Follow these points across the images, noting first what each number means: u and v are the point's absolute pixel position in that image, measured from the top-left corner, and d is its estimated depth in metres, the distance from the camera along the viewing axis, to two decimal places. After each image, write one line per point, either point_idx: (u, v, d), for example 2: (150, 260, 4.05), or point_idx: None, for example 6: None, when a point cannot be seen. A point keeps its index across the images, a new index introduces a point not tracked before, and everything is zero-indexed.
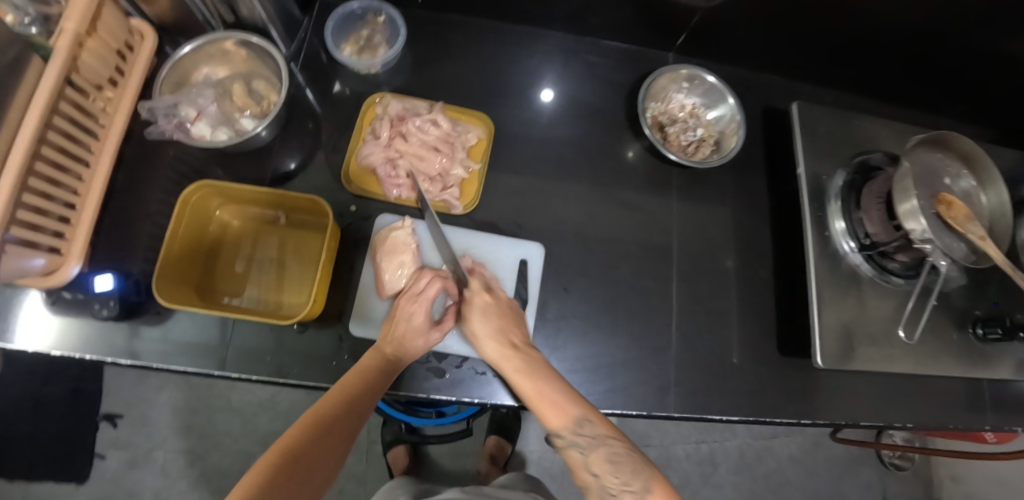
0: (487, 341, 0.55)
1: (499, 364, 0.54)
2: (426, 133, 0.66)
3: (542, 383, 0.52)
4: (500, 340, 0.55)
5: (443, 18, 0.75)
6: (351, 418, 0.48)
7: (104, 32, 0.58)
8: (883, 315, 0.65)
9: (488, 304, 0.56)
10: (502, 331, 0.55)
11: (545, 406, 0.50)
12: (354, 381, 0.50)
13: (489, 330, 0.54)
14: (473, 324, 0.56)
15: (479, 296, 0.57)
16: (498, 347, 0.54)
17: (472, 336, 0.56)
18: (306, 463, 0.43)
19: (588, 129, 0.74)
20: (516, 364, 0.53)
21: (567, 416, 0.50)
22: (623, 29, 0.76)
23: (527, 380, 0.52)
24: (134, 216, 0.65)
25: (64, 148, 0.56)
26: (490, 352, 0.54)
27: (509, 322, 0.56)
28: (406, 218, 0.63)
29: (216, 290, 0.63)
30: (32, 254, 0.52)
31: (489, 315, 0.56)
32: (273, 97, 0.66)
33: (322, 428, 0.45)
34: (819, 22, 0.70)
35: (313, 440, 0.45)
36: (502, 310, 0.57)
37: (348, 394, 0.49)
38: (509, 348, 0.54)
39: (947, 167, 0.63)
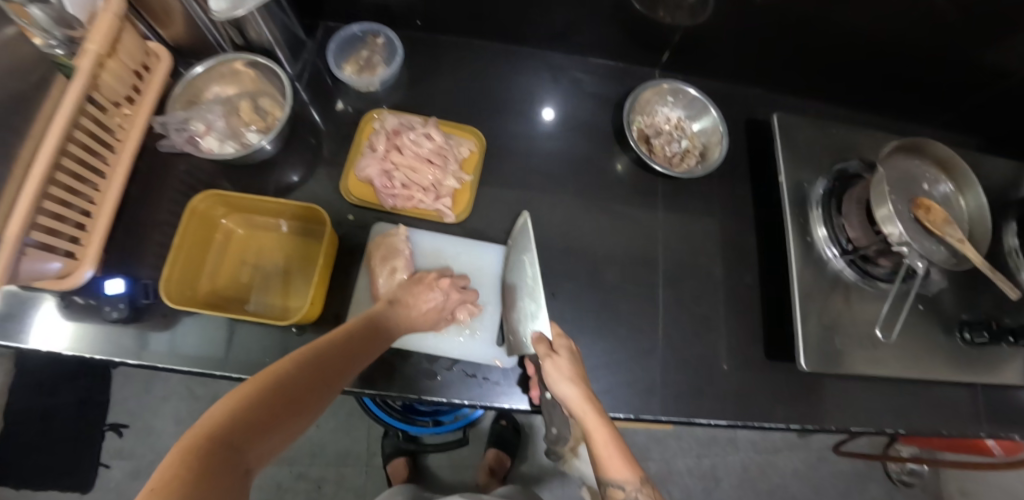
0: (569, 381, 0.53)
1: (575, 408, 0.51)
2: (420, 146, 0.69)
3: (609, 430, 0.48)
4: (581, 385, 0.53)
5: (438, 39, 0.80)
6: (348, 365, 0.46)
7: (124, 54, 0.62)
8: (867, 319, 0.66)
9: (570, 351, 0.57)
10: (580, 376, 0.54)
11: (606, 453, 0.47)
12: (348, 334, 0.49)
13: (576, 373, 0.53)
14: (558, 361, 0.55)
15: (564, 342, 0.58)
16: (582, 389, 0.52)
17: (552, 370, 0.54)
18: (303, 396, 0.39)
19: (576, 142, 0.77)
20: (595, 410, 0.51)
21: (627, 470, 0.46)
22: (609, 47, 0.80)
23: (596, 421, 0.49)
24: (144, 225, 0.68)
25: (83, 159, 0.60)
26: (570, 392, 0.52)
27: (584, 372, 0.56)
28: (400, 226, 0.66)
29: (218, 295, 0.65)
30: (48, 257, 0.55)
31: (572, 360, 0.56)
32: (278, 113, 0.70)
33: (320, 367, 0.42)
34: (795, 38, 0.73)
35: (306, 374, 0.41)
36: (579, 363, 0.57)
37: (344, 342, 0.47)
38: (589, 394, 0.52)
39: (924, 173, 0.66)
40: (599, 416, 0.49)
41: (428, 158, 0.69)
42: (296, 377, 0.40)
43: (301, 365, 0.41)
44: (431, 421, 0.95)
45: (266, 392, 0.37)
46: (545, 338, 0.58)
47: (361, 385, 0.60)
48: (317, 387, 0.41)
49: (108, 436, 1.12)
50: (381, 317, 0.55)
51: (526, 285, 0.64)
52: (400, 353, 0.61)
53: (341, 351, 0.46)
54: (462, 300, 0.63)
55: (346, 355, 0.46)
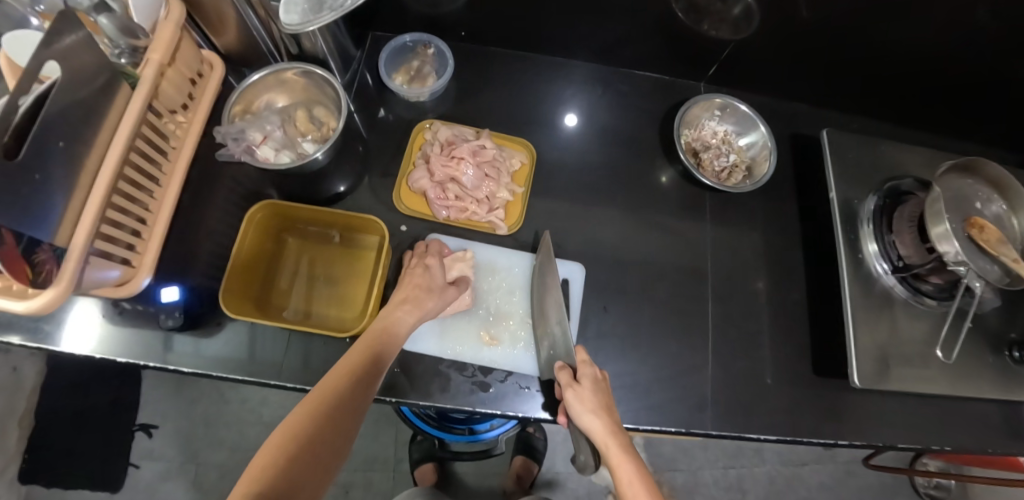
0: (593, 412, 0.52)
1: (600, 441, 0.51)
2: (476, 156, 0.70)
3: (633, 467, 0.49)
4: (608, 417, 0.53)
5: (486, 50, 0.80)
6: (358, 395, 0.47)
7: (180, 63, 0.63)
8: (919, 337, 0.65)
9: (596, 379, 0.56)
10: (605, 407, 0.54)
11: (631, 492, 0.47)
12: (353, 361, 0.50)
13: (602, 405, 0.53)
14: (580, 389, 0.54)
15: (588, 367, 0.57)
16: (607, 422, 0.52)
17: (575, 401, 0.53)
18: (319, 439, 0.41)
19: (622, 154, 0.78)
20: (620, 444, 0.51)
21: None
22: (656, 61, 0.80)
23: (621, 461, 0.49)
24: (197, 232, 0.69)
25: (141, 168, 0.60)
26: (595, 426, 0.52)
27: (609, 398, 0.55)
28: (466, 251, 0.67)
29: (272, 303, 0.65)
30: (107, 265, 0.56)
31: (596, 390, 0.55)
32: (333, 123, 0.70)
33: (331, 405, 0.44)
34: (846, 55, 0.73)
35: (326, 409, 0.44)
36: (606, 391, 0.56)
37: (349, 369, 0.48)
38: (615, 429, 0.52)
39: (977, 192, 0.65)
40: (624, 451, 0.50)
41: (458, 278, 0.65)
42: (311, 424, 0.42)
43: (311, 411, 0.43)
44: (466, 429, 0.95)
45: (280, 451, 0.39)
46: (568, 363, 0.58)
47: (417, 397, 0.60)
48: (335, 427, 0.43)
49: (138, 436, 1.13)
50: (382, 337, 0.54)
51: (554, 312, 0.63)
52: (456, 364, 0.62)
53: (348, 377, 0.48)
54: (457, 159, 0.69)
55: (351, 388, 0.47)
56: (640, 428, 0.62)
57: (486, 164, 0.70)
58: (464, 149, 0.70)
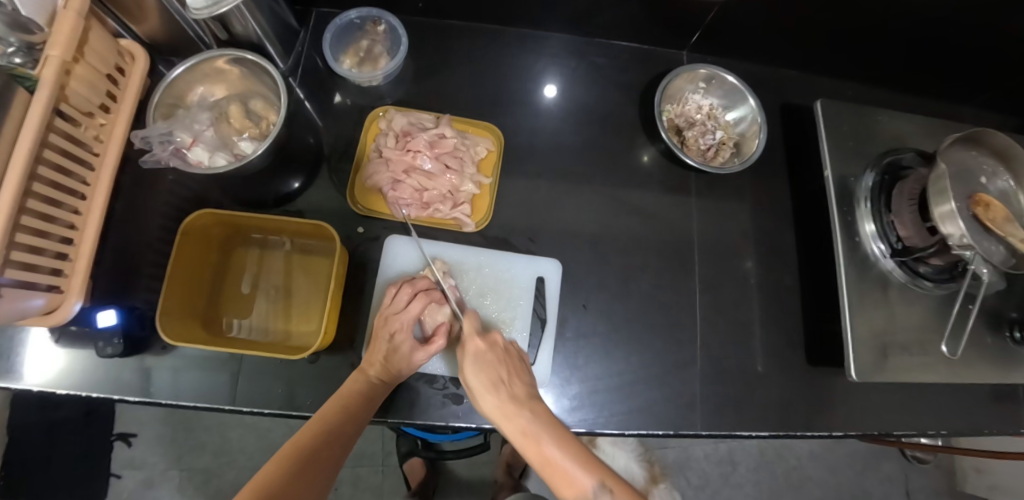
0: (484, 395, 0.49)
1: (501, 423, 0.47)
2: (434, 146, 0.64)
3: (546, 445, 0.43)
4: (500, 394, 0.48)
5: (444, 25, 0.72)
6: (333, 452, 0.46)
7: (92, 57, 0.54)
8: (915, 321, 0.61)
9: (481, 350, 0.52)
10: (496, 381, 0.49)
11: (551, 472, 0.42)
12: (329, 415, 0.49)
13: (486, 382, 0.49)
14: (466, 375, 0.51)
15: (472, 340, 0.53)
16: (500, 400, 0.48)
17: (467, 389, 0.50)
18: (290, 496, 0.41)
19: (598, 134, 0.71)
20: (521, 423, 0.46)
21: (580, 482, 0.40)
22: (633, 29, 0.72)
23: (529, 443, 0.44)
24: (135, 244, 0.62)
25: (57, 182, 0.52)
26: (491, 406, 0.48)
27: (504, 368, 0.51)
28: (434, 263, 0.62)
29: (221, 321, 0.60)
30: (29, 295, 0.49)
31: (482, 365, 0.51)
32: (272, 117, 0.63)
33: (302, 460, 0.44)
34: (844, 18, 0.66)
35: (300, 465, 0.44)
36: (502, 358, 0.52)
37: (325, 425, 0.48)
38: (511, 404, 0.47)
39: (982, 166, 0.60)
40: (531, 423, 0.45)
41: (439, 327, 0.56)
42: (278, 479, 0.42)
43: (282, 465, 0.43)
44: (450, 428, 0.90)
45: None
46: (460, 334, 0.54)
47: (384, 414, 0.56)
48: (301, 487, 0.43)
49: (118, 446, 1.09)
50: (363, 389, 0.52)
51: (518, 315, 0.62)
52: (425, 377, 0.58)
53: (323, 435, 0.47)
54: (414, 153, 0.63)
55: (326, 444, 0.46)
56: (625, 433, 0.59)
57: (449, 154, 0.64)
58: (421, 139, 0.64)
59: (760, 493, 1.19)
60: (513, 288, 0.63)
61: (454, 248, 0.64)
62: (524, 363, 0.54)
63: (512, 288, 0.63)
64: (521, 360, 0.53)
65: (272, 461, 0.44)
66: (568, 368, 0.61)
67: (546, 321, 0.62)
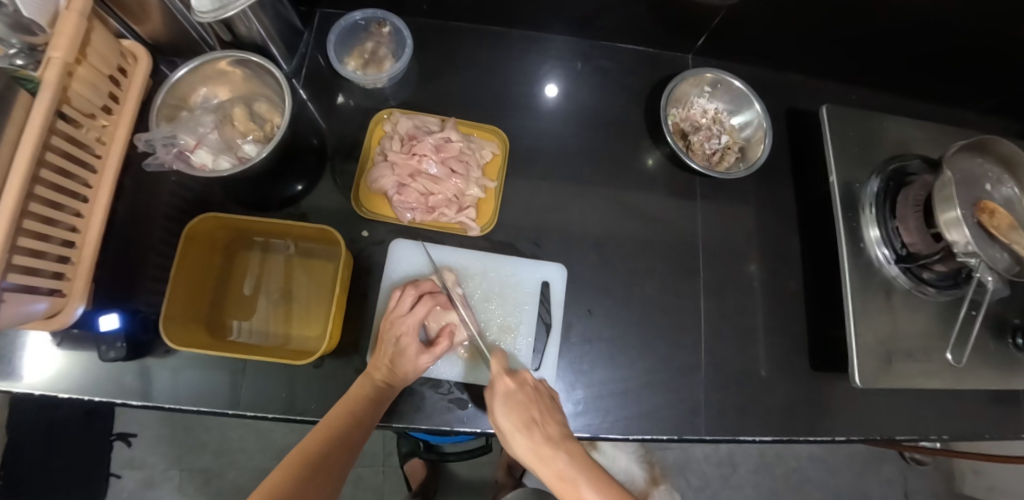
0: (516, 437, 0.46)
1: (535, 466, 0.44)
2: (440, 150, 0.64)
3: (584, 488, 0.40)
4: (533, 435, 0.46)
5: (449, 26, 0.72)
6: (341, 458, 0.46)
7: (94, 57, 0.54)
8: (920, 327, 0.61)
9: (511, 390, 0.50)
10: (527, 420, 0.47)
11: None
12: (334, 423, 0.49)
13: (518, 421, 0.46)
14: (496, 414, 0.49)
15: (501, 379, 0.51)
16: (531, 439, 0.45)
17: (498, 432, 0.48)
18: None
19: (603, 138, 0.71)
20: (557, 464, 0.43)
21: None
22: (639, 32, 0.72)
23: (566, 486, 0.41)
24: (137, 246, 0.62)
25: (59, 185, 0.52)
26: (524, 448, 0.45)
27: (536, 407, 0.48)
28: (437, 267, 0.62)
29: (224, 325, 0.60)
30: (31, 299, 0.49)
31: (514, 405, 0.48)
32: (277, 119, 0.62)
33: (310, 466, 0.44)
34: (850, 24, 0.66)
35: (309, 472, 0.43)
36: (533, 396, 0.50)
37: (331, 431, 0.47)
38: (546, 445, 0.44)
39: (987, 173, 0.60)
40: (569, 465, 0.42)
41: (443, 329, 0.57)
42: (288, 486, 0.41)
43: (291, 472, 0.43)
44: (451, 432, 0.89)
45: None
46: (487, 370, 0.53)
47: (389, 419, 0.56)
48: (311, 493, 0.42)
49: (117, 446, 1.10)
50: (368, 393, 0.52)
51: (524, 320, 0.62)
52: (430, 382, 0.58)
53: (330, 440, 0.47)
54: (420, 157, 0.63)
55: (332, 451, 0.46)
56: (629, 438, 0.59)
57: (455, 158, 0.64)
58: (427, 143, 0.63)
59: (759, 494, 1.19)
60: (519, 293, 0.63)
61: (459, 251, 0.64)
62: (554, 402, 0.52)
63: (518, 293, 0.63)
64: (551, 399, 0.51)
65: (279, 469, 0.43)
66: (573, 373, 0.61)
67: (551, 326, 0.62)
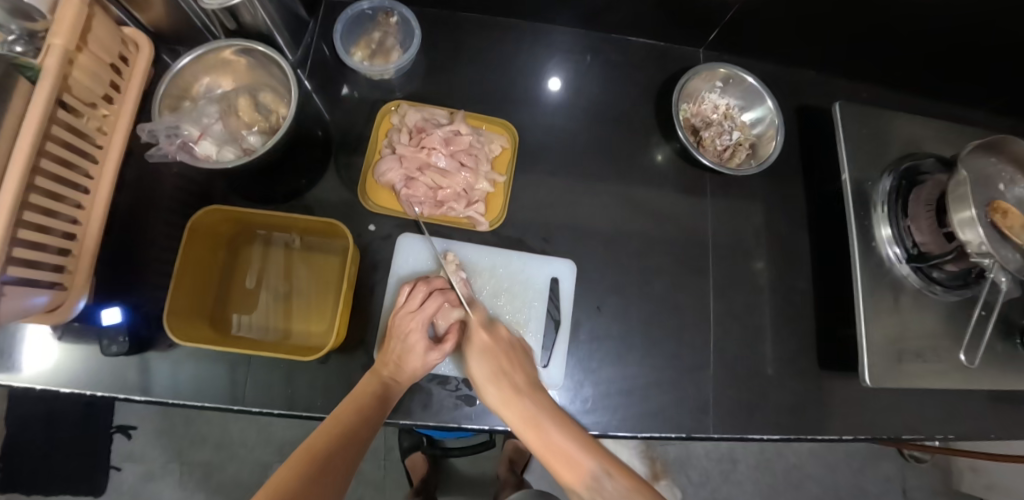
0: (488, 385, 0.51)
1: (503, 411, 0.50)
2: (449, 143, 0.63)
3: (546, 430, 0.46)
4: (502, 384, 0.50)
5: (457, 17, 0.70)
6: (348, 454, 0.45)
7: (95, 45, 0.52)
8: (930, 328, 0.61)
9: (486, 344, 0.53)
10: (498, 371, 0.51)
11: (553, 457, 0.45)
12: (341, 419, 0.48)
13: (490, 373, 0.51)
14: (470, 364, 0.53)
15: (478, 332, 0.55)
16: (501, 390, 0.50)
17: (471, 379, 0.53)
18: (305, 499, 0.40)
19: (612, 133, 0.70)
20: (523, 410, 0.48)
21: (581, 464, 0.44)
22: (651, 26, 0.71)
23: (531, 429, 0.47)
24: (139, 239, 0.60)
25: (60, 175, 0.51)
26: (494, 397, 0.50)
27: (507, 360, 0.52)
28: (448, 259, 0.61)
29: (229, 320, 0.59)
30: (31, 293, 0.48)
31: (486, 356, 0.52)
32: (282, 110, 0.61)
33: (318, 463, 0.43)
34: (866, 20, 0.65)
35: (316, 470, 0.43)
36: (506, 350, 0.53)
37: (339, 428, 0.47)
38: (513, 393, 0.49)
39: (1000, 172, 0.59)
40: (533, 411, 0.48)
41: (452, 327, 0.57)
42: (295, 483, 0.41)
43: (298, 468, 0.42)
44: None
45: None
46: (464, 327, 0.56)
47: (396, 416, 0.56)
48: (318, 489, 0.41)
49: (117, 438, 1.08)
50: (376, 390, 0.51)
51: (533, 315, 0.62)
52: (438, 378, 0.58)
53: (337, 438, 0.46)
54: (429, 149, 0.63)
55: (338, 449, 0.45)
56: (638, 436, 0.59)
57: (465, 150, 0.63)
58: (437, 135, 0.63)
59: (759, 490, 1.20)
60: (528, 289, 0.62)
61: (466, 247, 0.63)
62: (527, 355, 0.55)
63: (526, 288, 0.63)
64: (524, 353, 0.55)
65: (287, 465, 0.43)
66: (582, 371, 0.60)
67: (560, 322, 0.62)
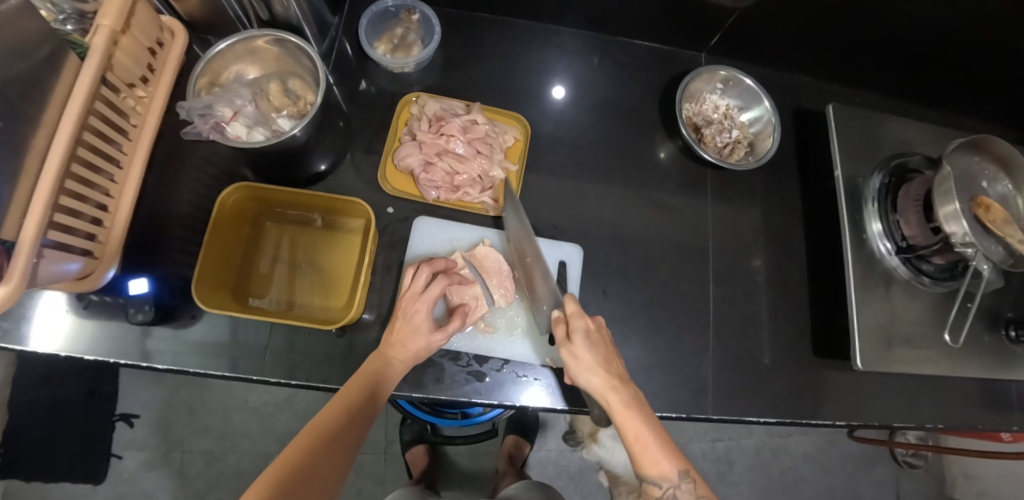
0: (591, 370, 0.48)
1: (602, 397, 0.47)
2: (467, 131, 0.67)
3: (643, 423, 0.45)
4: (606, 371, 0.48)
5: (474, 17, 0.75)
6: (352, 431, 0.47)
7: (137, 29, 0.55)
8: (919, 316, 0.64)
9: (590, 329, 0.51)
10: (603, 358, 0.49)
11: (641, 450, 0.44)
12: (347, 395, 0.49)
13: (599, 358, 0.48)
14: (573, 347, 0.49)
15: (579, 318, 0.51)
16: (608, 375, 0.47)
17: (569, 361, 0.49)
18: (312, 472, 0.42)
19: (618, 129, 0.74)
20: (623, 400, 0.46)
21: (667, 466, 0.43)
22: (656, 30, 0.75)
23: (629, 418, 0.45)
24: (166, 217, 0.63)
25: (98, 149, 0.53)
26: (594, 382, 0.47)
27: (607, 348, 0.50)
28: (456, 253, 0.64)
29: (251, 293, 0.62)
30: (67, 258, 0.50)
31: (592, 342, 0.49)
32: (309, 97, 0.65)
33: (326, 437, 0.45)
34: (858, 29, 0.69)
35: (323, 445, 0.44)
36: (604, 340, 0.51)
37: (347, 403, 0.48)
38: (618, 381, 0.47)
39: (984, 170, 0.63)
40: (631, 403, 0.46)
41: (458, 309, 0.59)
42: (303, 456, 0.43)
43: (307, 442, 0.44)
44: (459, 413, 0.91)
45: (275, 481, 0.40)
46: (561, 315, 0.52)
47: (411, 388, 0.58)
48: (325, 464, 0.43)
49: (119, 426, 1.08)
50: (383, 369, 0.53)
51: None
52: (449, 354, 0.61)
53: (344, 412, 0.48)
54: (449, 136, 0.67)
55: (344, 425, 0.47)
56: None
57: (481, 138, 0.67)
58: (458, 124, 0.67)
59: (755, 492, 1.21)
60: None
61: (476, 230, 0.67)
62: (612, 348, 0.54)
63: None
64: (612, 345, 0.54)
65: (298, 437, 0.45)
66: None
67: None
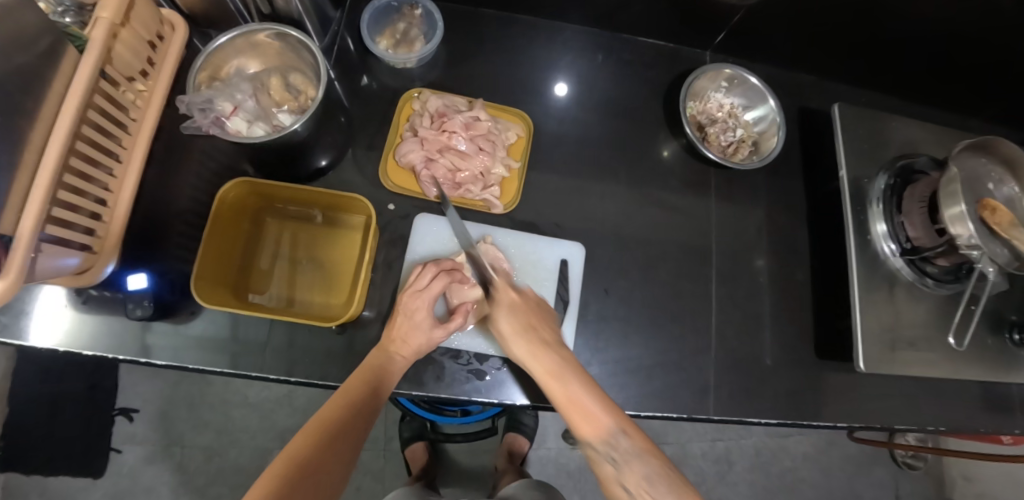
0: (516, 338, 0.53)
1: (529, 363, 0.52)
2: (470, 128, 0.67)
3: (570, 384, 0.48)
4: (531, 337, 0.53)
5: (477, 13, 0.74)
6: (358, 426, 0.47)
7: (137, 22, 0.55)
8: (922, 318, 0.63)
9: (515, 301, 0.56)
10: (527, 325, 0.54)
11: (573, 409, 0.47)
12: (350, 390, 0.49)
13: (518, 325, 0.53)
14: (498, 320, 0.56)
15: (505, 292, 0.58)
16: (529, 343, 0.52)
17: (499, 334, 0.55)
18: (316, 469, 0.42)
19: (621, 127, 0.74)
20: (548, 363, 0.50)
21: (600, 422, 0.45)
22: (661, 27, 0.75)
23: (554, 379, 0.48)
24: (166, 212, 0.63)
25: (97, 143, 0.53)
26: (520, 350, 0.52)
27: (535, 316, 0.55)
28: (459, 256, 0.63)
29: (251, 289, 0.61)
30: (65, 253, 0.49)
31: (515, 312, 0.55)
32: (310, 92, 0.64)
33: (331, 434, 0.45)
34: (865, 28, 0.68)
35: (327, 442, 0.45)
36: (533, 308, 0.56)
37: (351, 399, 0.48)
38: (541, 345, 0.52)
39: (990, 172, 0.63)
40: (557, 363, 0.50)
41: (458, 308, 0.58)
42: (306, 454, 0.43)
43: (310, 440, 0.44)
44: (458, 411, 0.91)
45: (279, 480, 0.40)
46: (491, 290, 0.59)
47: (411, 386, 0.58)
48: (329, 461, 0.44)
49: (119, 421, 1.08)
50: (386, 364, 0.52)
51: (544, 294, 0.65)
52: (450, 352, 0.60)
53: (348, 408, 0.47)
54: (451, 132, 0.66)
55: (350, 422, 0.47)
56: (641, 415, 0.61)
57: (484, 135, 0.67)
58: (460, 119, 0.67)
59: (754, 492, 1.21)
60: (540, 269, 0.65)
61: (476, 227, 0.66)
62: (551, 314, 0.58)
63: (537, 270, 0.65)
64: (549, 312, 0.58)
65: (301, 434, 0.45)
66: (589, 350, 0.63)
67: (569, 303, 0.64)
